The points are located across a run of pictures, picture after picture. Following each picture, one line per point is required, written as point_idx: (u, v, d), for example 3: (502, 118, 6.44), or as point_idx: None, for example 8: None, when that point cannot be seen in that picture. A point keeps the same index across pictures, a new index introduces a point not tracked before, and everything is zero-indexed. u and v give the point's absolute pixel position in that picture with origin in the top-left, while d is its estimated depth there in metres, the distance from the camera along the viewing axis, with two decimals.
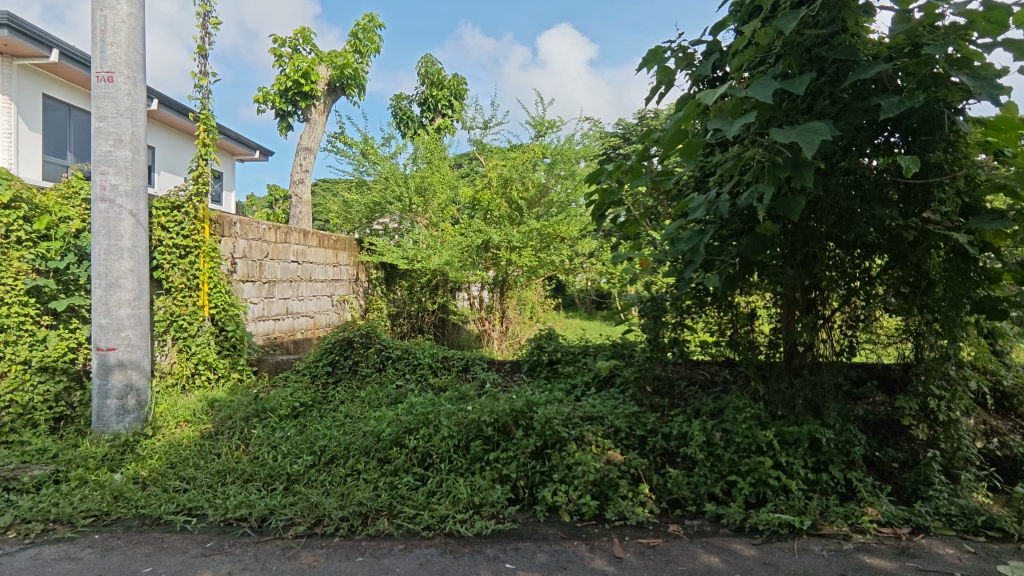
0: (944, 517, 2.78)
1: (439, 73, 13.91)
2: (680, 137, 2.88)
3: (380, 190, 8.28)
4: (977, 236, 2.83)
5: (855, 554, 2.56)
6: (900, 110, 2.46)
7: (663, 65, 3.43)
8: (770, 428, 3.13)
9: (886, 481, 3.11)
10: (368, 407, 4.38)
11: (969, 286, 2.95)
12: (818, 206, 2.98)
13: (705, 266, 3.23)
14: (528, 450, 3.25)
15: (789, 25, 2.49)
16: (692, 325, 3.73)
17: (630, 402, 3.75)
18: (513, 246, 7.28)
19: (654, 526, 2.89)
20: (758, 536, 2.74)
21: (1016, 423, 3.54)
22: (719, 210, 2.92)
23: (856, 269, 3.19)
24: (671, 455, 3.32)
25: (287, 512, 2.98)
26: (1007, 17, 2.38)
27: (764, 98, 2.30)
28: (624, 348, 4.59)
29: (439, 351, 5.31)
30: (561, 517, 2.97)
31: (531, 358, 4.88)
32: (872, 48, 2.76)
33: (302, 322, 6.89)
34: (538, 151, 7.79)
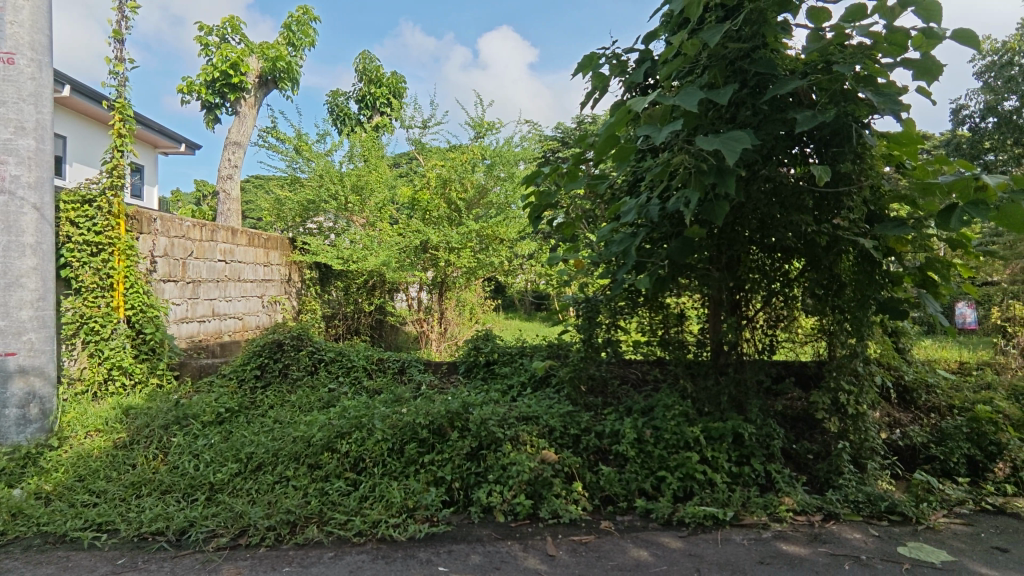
0: (852, 504, 2.97)
1: (377, 70, 13.65)
2: (612, 142, 2.96)
3: (314, 188, 8.07)
4: (881, 242, 3.04)
5: (773, 542, 2.69)
6: (813, 123, 2.62)
7: (598, 71, 3.51)
8: (696, 424, 3.27)
9: (801, 472, 3.30)
10: (299, 411, 4.24)
11: (875, 288, 3.11)
12: (741, 212, 3.13)
13: (637, 268, 3.33)
14: (462, 451, 3.24)
15: (713, 38, 2.60)
16: (625, 326, 3.85)
17: (565, 401, 3.80)
18: (451, 246, 7.23)
19: (586, 523, 2.94)
20: (684, 529, 2.83)
21: (917, 415, 3.83)
22: (649, 214, 3.02)
23: (776, 272, 3.37)
24: (604, 452, 3.39)
25: (209, 523, 2.84)
26: (906, 40, 2.58)
27: (690, 107, 2.40)
28: (559, 349, 4.67)
29: (374, 353, 5.21)
30: (495, 518, 2.97)
31: (468, 359, 4.87)
32: (790, 64, 2.92)
33: (229, 323, 6.58)
34: (476, 151, 7.85)
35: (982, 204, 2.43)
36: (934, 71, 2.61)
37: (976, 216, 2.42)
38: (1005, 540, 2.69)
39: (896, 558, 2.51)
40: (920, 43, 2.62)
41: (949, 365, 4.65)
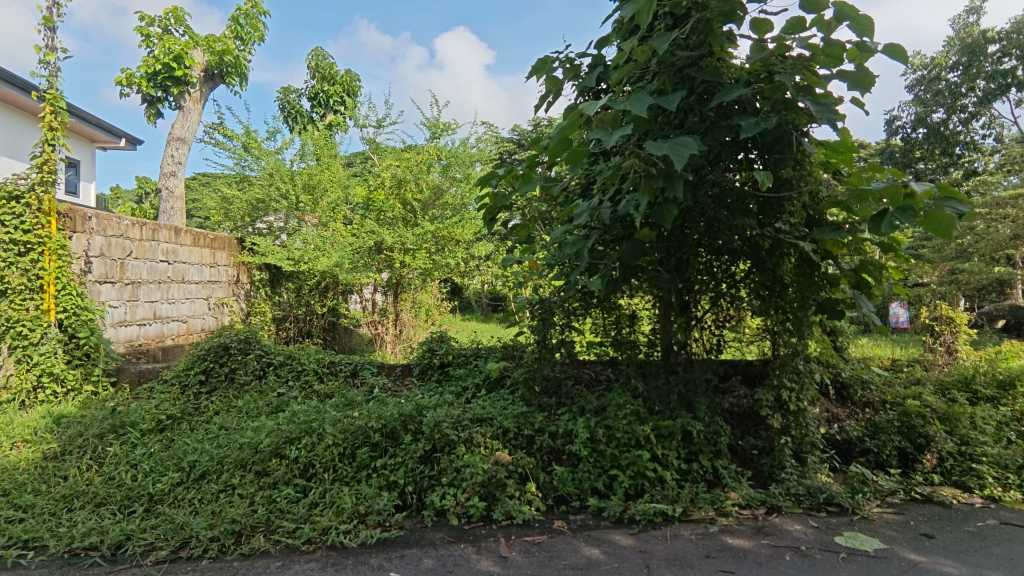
0: (794, 497, 3.09)
1: (330, 68, 13.37)
2: (565, 144, 3.00)
3: (264, 187, 7.84)
4: (819, 245, 3.17)
5: (719, 536, 2.77)
6: (756, 131, 2.72)
7: (551, 75, 3.55)
8: (648, 423, 3.34)
9: (747, 467, 3.42)
10: (246, 417, 4.10)
11: (814, 289, 3.24)
12: (690, 215, 3.21)
13: (590, 269, 3.38)
14: (416, 454, 3.21)
15: (662, 45, 2.67)
16: (579, 327, 3.90)
17: (519, 402, 3.82)
18: (407, 247, 7.14)
19: (539, 523, 2.95)
20: (635, 526, 2.88)
21: (853, 410, 4.02)
22: (601, 216, 3.07)
23: (723, 274, 3.47)
24: (557, 453, 3.43)
25: (147, 536, 2.71)
26: (841, 53, 2.71)
27: (640, 112, 2.46)
28: (514, 350, 4.68)
29: (326, 356, 5.10)
30: (449, 521, 2.94)
31: (423, 361, 4.83)
32: (735, 73, 3.03)
33: (172, 327, 6.30)
34: (432, 152, 7.81)
35: (909, 212, 2.56)
36: (866, 82, 2.75)
37: (904, 222, 2.56)
38: (931, 527, 2.85)
39: (833, 548, 2.63)
40: (855, 56, 2.75)
41: (883, 362, 4.90)
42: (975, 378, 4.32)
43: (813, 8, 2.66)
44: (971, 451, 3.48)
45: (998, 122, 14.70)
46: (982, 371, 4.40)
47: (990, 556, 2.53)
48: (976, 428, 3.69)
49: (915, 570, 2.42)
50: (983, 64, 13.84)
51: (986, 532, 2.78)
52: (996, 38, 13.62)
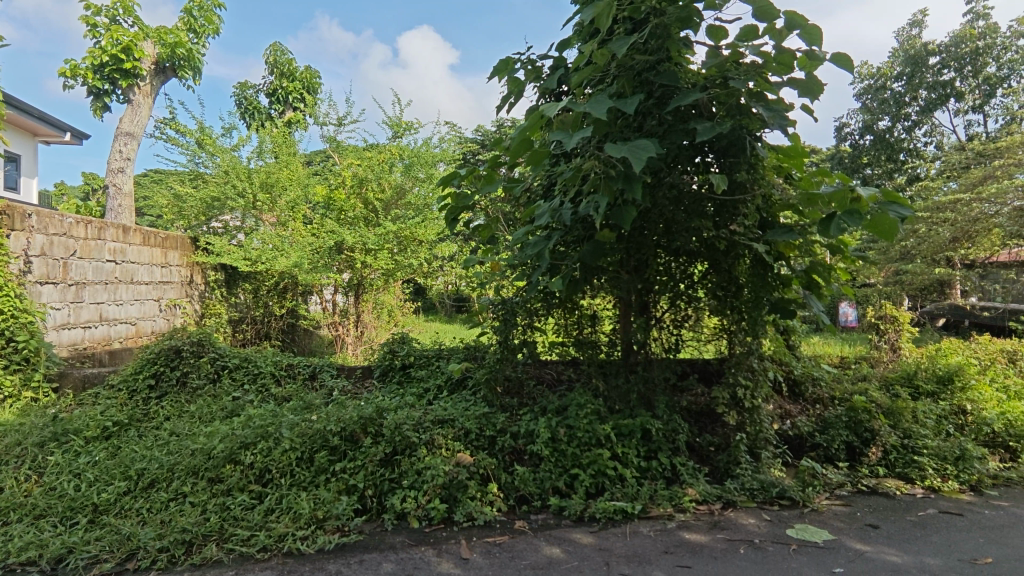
0: (748, 492, 3.18)
1: (289, 64, 13.07)
2: (526, 145, 3.01)
3: (219, 185, 7.61)
4: (772, 247, 3.27)
5: (677, 532, 2.82)
6: (712, 134, 2.78)
7: (513, 76, 3.56)
8: (608, 422, 3.39)
9: (704, 463, 3.50)
10: (199, 422, 3.97)
11: (768, 289, 3.34)
12: (648, 216, 3.27)
13: (551, 270, 3.40)
14: (376, 457, 3.17)
15: (621, 48, 2.71)
16: (541, 327, 3.93)
17: (481, 403, 3.82)
18: (368, 248, 7.04)
19: (501, 523, 2.95)
20: (595, 524, 2.91)
21: (804, 406, 4.16)
22: (562, 217, 3.09)
23: (681, 275, 3.54)
24: (519, 453, 3.43)
25: (90, 548, 2.59)
26: (792, 60, 2.80)
27: (599, 115, 2.49)
28: (476, 351, 4.67)
29: (284, 359, 4.99)
30: (410, 524, 2.91)
31: (384, 362, 4.77)
32: (691, 78, 3.09)
33: (120, 329, 6.04)
34: (395, 151, 7.73)
35: (856, 214, 2.66)
36: (815, 90, 2.85)
37: (850, 225, 2.65)
38: (876, 517, 2.98)
39: (784, 540, 2.71)
40: (805, 64, 2.84)
41: (833, 359, 5.09)
42: (917, 374, 4.53)
43: (765, 17, 2.74)
44: (913, 444, 3.64)
45: (938, 131, 15.48)
46: (923, 367, 4.61)
47: (930, 544, 2.65)
48: (918, 421, 3.87)
49: (861, 559, 2.51)
50: (925, 74, 14.62)
51: (926, 521, 2.92)
52: (936, 51, 14.35)
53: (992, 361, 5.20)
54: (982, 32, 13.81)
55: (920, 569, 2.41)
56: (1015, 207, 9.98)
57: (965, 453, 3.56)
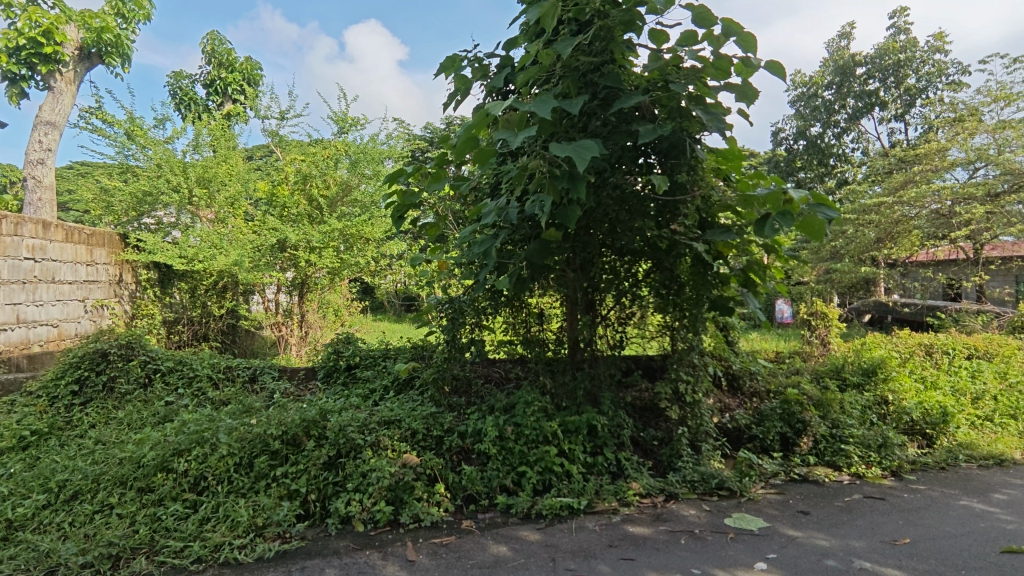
0: (689, 484, 3.28)
1: (228, 54, 12.53)
2: (472, 143, 3.01)
3: (151, 179, 7.22)
4: (712, 246, 3.38)
5: (622, 525, 2.87)
6: (653, 137, 2.85)
7: (460, 73, 3.55)
8: (555, 419, 3.43)
9: (648, 457, 3.59)
10: (127, 429, 3.76)
11: (708, 288, 3.44)
12: (593, 216, 3.32)
13: (498, 269, 3.41)
14: (319, 461, 3.08)
15: (566, 49, 2.74)
16: (488, 325, 3.94)
17: (428, 403, 3.79)
18: (312, 246, 6.86)
19: (447, 524, 2.93)
20: (542, 521, 2.93)
21: (742, 400, 4.34)
22: (508, 216, 3.10)
23: (626, 273, 3.60)
24: (466, 452, 3.42)
25: (2, 567, 2.39)
26: (729, 66, 2.90)
27: (543, 115, 2.51)
28: (424, 351, 4.63)
29: (221, 361, 4.79)
30: (354, 528, 2.85)
31: (328, 363, 4.67)
32: (634, 80, 3.16)
33: (40, 332, 5.62)
34: (340, 147, 7.60)
35: (788, 216, 2.76)
36: (751, 95, 2.96)
37: (783, 226, 2.76)
38: (807, 504, 3.13)
39: (722, 529, 2.81)
40: (741, 70, 2.95)
41: (769, 354, 5.31)
42: (844, 367, 4.79)
43: (704, 23, 2.83)
44: (841, 433, 3.84)
45: (864, 137, 16.42)
46: (851, 360, 4.88)
47: (855, 527, 2.80)
48: (845, 412, 4.09)
49: (793, 544, 2.63)
50: (853, 84, 15.50)
51: (852, 506, 3.09)
52: (863, 62, 15.22)
53: (911, 354, 5.56)
54: (904, 46, 14.73)
55: (846, 552, 2.54)
56: (933, 210, 10.83)
57: (887, 441, 3.80)
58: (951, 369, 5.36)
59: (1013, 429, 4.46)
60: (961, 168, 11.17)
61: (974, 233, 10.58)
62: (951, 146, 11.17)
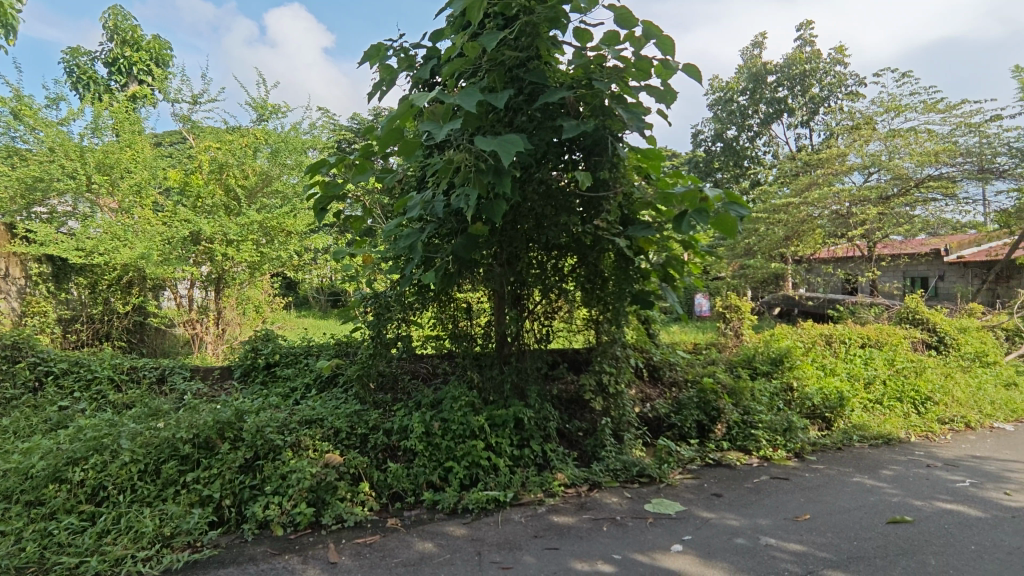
0: (612, 472, 3.38)
1: (133, 31, 11.64)
2: (396, 135, 2.96)
3: (42, 163, 6.61)
4: (633, 241, 3.48)
5: (547, 516, 2.92)
6: (577, 133, 2.92)
7: (385, 63, 3.48)
8: (482, 413, 3.43)
9: (573, 448, 3.67)
10: (13, 438, 3.43)
11: (629, 282, 3.55)
12: (519, 211, 3.35)
13: (425, 263, 3.37)
14: (235, 464, 2.94)
15: (491, 42, 2.73)
16: (415, 320, 3.89)
17: (353, 401, 3.71)
18: (229, 239, 6.50)
19: (372, 523, 2.87)
20: (468, 515, 2.93)
21: (662, 389, 4.49)
22: (433, 210, 3.08)
23: (552, 268, 3.66)
24: (392, 450, 3.36)
25: None
26: (649, 68, 2.99)
27: (468, 108, 2.51)
28: (348, 347, 4.51)
29: (125, 361, 4.46)
30: (272, 532, 2.73)
31: (245, 362, 4.45)
32: (559, 77, 3.21)
33: None
34: (259, 135, 7.37)
35: (703, 213, 2.90)
36: (669, 97, 3.08)
37: (699, 222, 2.89)
38: (720, 486, 3.31)
39: (642, 515, 2.91)
40: (661, 72, 3.06)
41: (687, 346, 5.56)
42: (755, 356, 5.09)
43: (625, 24, 2.90)
44: (751, 419, 4.09)
45: (775, 141, 17.49)
46: (761, 350, 5.19)
47: (762, 506, 2.99)
48: (755, 399, 4.35)
49: (706, 525, 2.77)
50: (764, 91, 16.45)
51: (760, 487, 3.29)
52: (773, 70, 16.19)
53: (813, 343, 5.98)
54: (809, 57, 15.79)
55: (754, 530, 2.70)
56: (834, 211, 11.72)
57: (791, 425, 4.08)
58: (847, 357, 5.82)
59: (899, 411, 4.91)
60: (858, 172, 12.11)
61: (868, 232, 11.68)
62: (850, 151, 12.10)
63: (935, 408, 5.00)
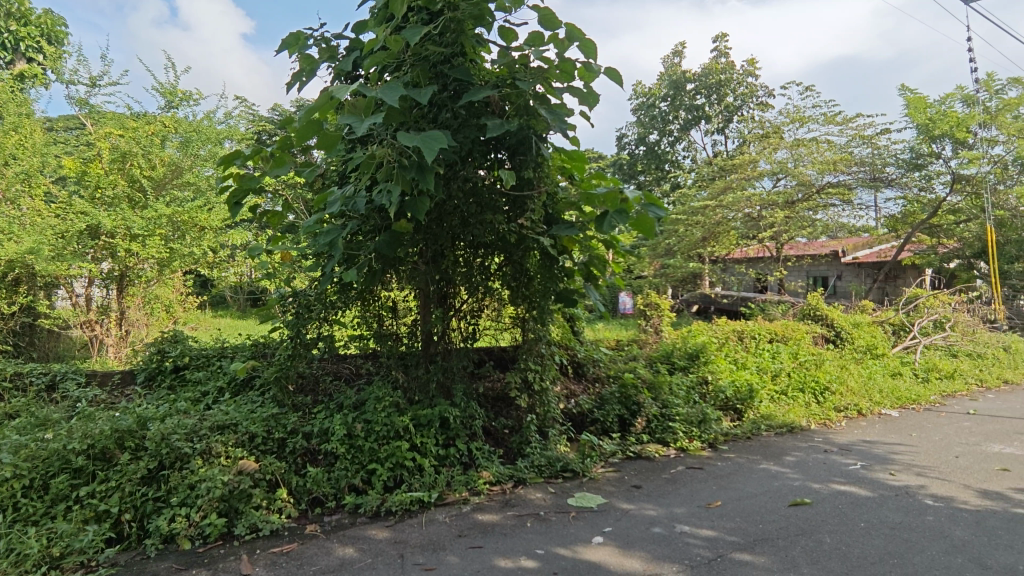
0: (537, 469, 3.42)
1: (19, 3, 10.55)
2: (314, 128, 2.85)
3: None
4: (557, 241, 3.53)
5: (472, 514, 2.91)
6: (501, 132, 2.94)
7: (305, 52, 3.35)
8: (406, 413, 3.38)
9: (498, 446, 3.69)
10: None
11: (554, 281, 3.61)
12: (444, 209, 3.32)
13: (347, 261, 3.28)
14: (136, 475, 2.73)
15: (414, 37, 2.69)
16: (338, 320, 3.73)
17: (270, 404, 3.54)
18: (133, 233, 6.03)
19: (290, 531, 2.76)
20: (391, 518, 2.87)
21: (586, 385, 4.58)
22: (355, 206, 2.99)
23: (478, 266, 3.65)
24: (312, 453, 3.24)
25: None
26: (573, 70, 3.04)
27: (390, 102, 2.45)
28: (266, 348, 4.31)
29: (8, 366, 4.06)
30: (179, 547, 2.57)
31: (150, 366, 4.15)
32: (484, 76, 3.21)
33: None
34: (168, 123, 6.97)
35: (623, 214, 3.00)
36: (592, 99, 3.15)
37: (619, 223, 3.00)
38: (639, 478, 3.42)
39: (565, 509, 2.97)
40: (584, 74, 3.12)
41: (610, 342, 5.73)
42: (673, 352, 5.32)
43: (549, 25, 2.95)
44: (669, 412, 4.26)
45: (693, 146, 18.32)
46: (679, 346, 5.43)
47: (677, 495, 3.13)
48: (672, 393, 4.54)
49: (626, 516, 2.86)
50: (684, 98, 17.19)
51: (676, 477, 3.44)
52: (692, 78, 16.95)
53: (726, 338, 6.32)
54: (724, 67, 16.66)
55: (670, 519, 2.81)
56: (746, 214, 12.44)
57: (706, 417, 4.29)
58: (757, 351, 6.20)
59: (801, 401, 5.28)
60: (768, 178, 12.89)
61: (776, 235, 12.58)
62: (760, 158, 12.87)
63: (832, 397, 5.42)
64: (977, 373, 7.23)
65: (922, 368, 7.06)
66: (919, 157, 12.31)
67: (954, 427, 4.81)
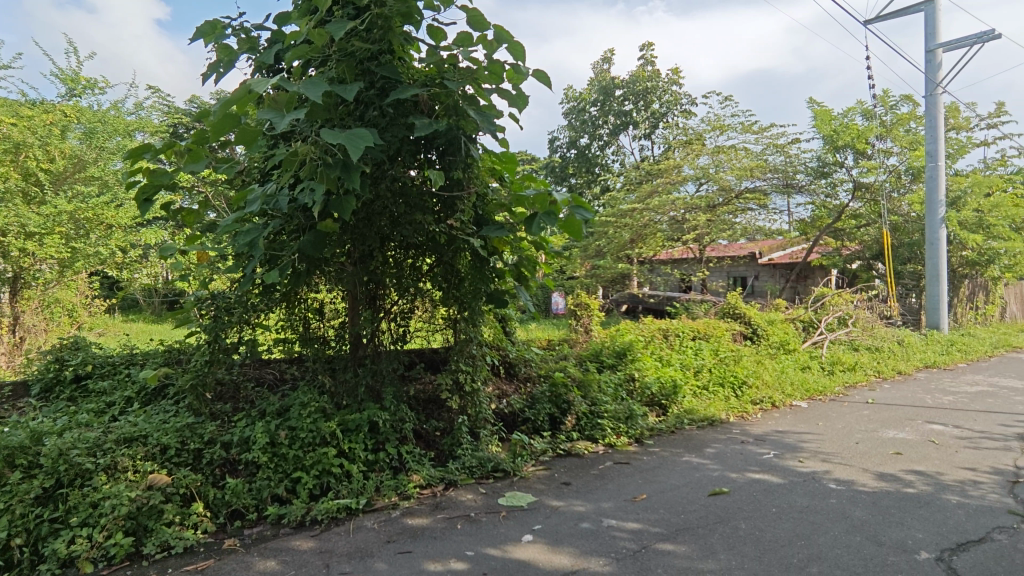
0: (468, 470, 3.42)
1: None
2: (232, 122, 2.71)
3: None
4: (488, 242, 3.54)
5: (401, 519, 2.87)
6: (429, 132, 2.92)
7: (222, 41, 3.19)
8: (333, 418, 3.28)
9: (429, 448, 3.65)
10: None
11: (485, 282, 3.61)
12: (371, 208, 3.26)
13: (269, 262, 3.15)
14: (29, 496, 2.50)
15: (339, 32, 2.61)
16: (261, 323, 3.58)
17: (185, 413, 3.33)
18: (28, 232, 5.51)
19: (206, 547, 2.62)
20: (317, 527, 2.78)
21: (517, 385, 4.59)
22: (277, 204, 2.87)
23: (408, 267, 3.61)
24: (232, 463, 3.08)
25: None
26: (502, 72, 3.06)
27: (313, 98, 2.37)
28: (180, 355, 4.09)
29: None
30: (79, 570, 2.38)
31: (46, 376, 3.82)
32: (412, 75, 3.18)
33: None
34: (69, 114, 6.60)
35: (552, 215, 3.04)
36: (520, 101, 3.18)
37: (548, 225, 3.04)
38: (569, 475, 3.49)
39: (496, 509, 2.98)
40: (513, 75, 3.14)
41: (542, 342, 5.79)
42: (602, 351, 5.44)
43: (477, 27, 2.95)
44: (597, 410, 4.37)
45: (622, 151, 18.88)
46: (607, 345, 5.57)
47: (605, 490, 3.21)
48: (601, 390, 4.65)
49: (555, 513, 2.91)
50: (613, 103, 17.71)
51: (604, 472, 3.53)
52: (620, 85, 17.49)
53: (652, 336, 6.55)
54: (651, 75, 17.29)
55: (598, 513, 2.88)
56: (671, 217, 12.95)
57: (632, 413, 4.43)
58: (681, 348, 6.46)
59: (721, 395, 5.55)
60: (692, 183, 13.44)
61: (699, 237, 13.23)
62: (684, 164, 13.44)
63: (749, 391, 5.72)
64: (875, 365, 7.85)
65: (829, 362, 7.59)
66: (825, 166, 13.25)
67: (855, 415, 5.21)
